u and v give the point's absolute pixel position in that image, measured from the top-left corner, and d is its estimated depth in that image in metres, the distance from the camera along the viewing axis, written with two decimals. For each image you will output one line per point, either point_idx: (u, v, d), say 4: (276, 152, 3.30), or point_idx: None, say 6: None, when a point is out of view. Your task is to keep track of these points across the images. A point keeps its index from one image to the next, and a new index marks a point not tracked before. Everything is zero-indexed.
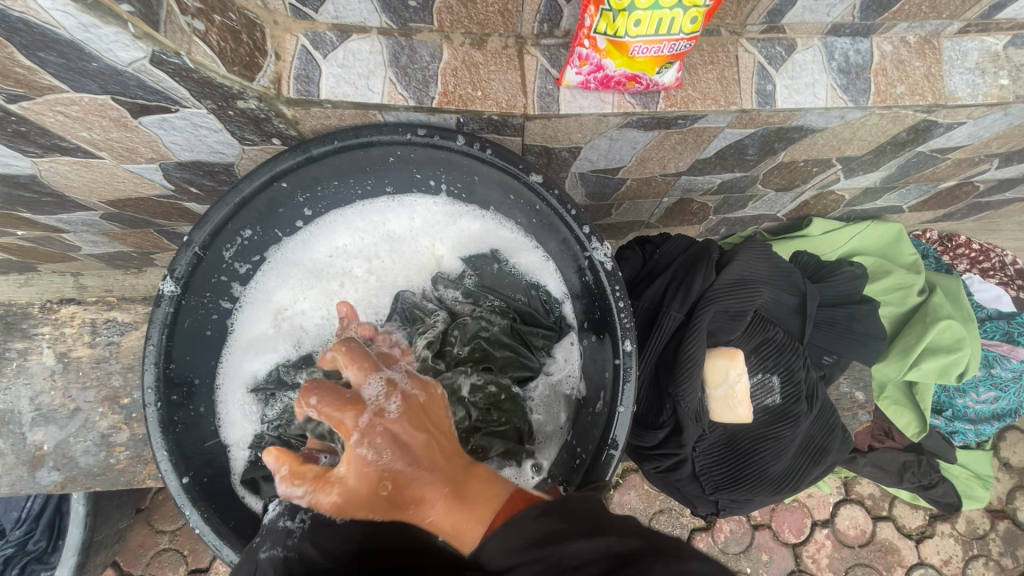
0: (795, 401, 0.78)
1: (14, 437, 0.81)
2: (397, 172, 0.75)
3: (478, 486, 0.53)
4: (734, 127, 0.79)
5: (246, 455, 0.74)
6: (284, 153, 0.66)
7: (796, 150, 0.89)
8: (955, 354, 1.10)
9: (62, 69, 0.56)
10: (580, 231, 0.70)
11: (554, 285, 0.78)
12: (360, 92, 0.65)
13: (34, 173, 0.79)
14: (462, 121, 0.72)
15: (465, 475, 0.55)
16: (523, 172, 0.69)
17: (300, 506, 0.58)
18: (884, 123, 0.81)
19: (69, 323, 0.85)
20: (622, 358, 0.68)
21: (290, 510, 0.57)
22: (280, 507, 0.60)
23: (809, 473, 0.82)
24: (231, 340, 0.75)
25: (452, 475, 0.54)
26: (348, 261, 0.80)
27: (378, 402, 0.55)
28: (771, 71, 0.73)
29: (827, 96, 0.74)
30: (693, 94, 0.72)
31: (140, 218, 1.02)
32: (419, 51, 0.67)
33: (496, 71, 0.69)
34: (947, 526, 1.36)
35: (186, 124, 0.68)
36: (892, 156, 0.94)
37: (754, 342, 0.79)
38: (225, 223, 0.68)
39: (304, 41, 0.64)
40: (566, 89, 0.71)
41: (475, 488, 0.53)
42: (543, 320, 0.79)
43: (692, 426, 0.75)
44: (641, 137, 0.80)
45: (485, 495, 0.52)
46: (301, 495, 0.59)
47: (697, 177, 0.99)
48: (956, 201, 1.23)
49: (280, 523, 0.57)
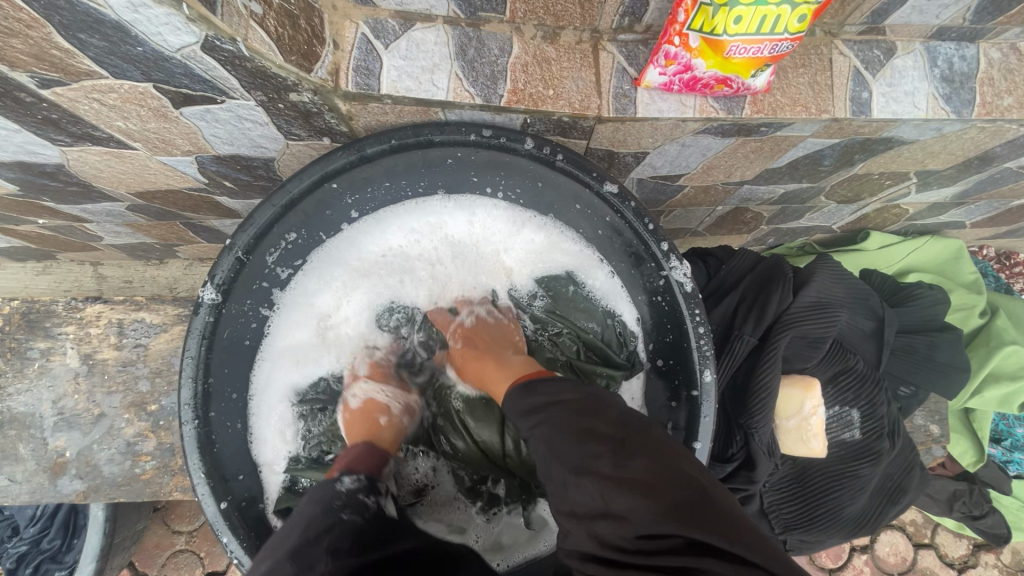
0: (877, 438, 0.72)
1: (35, 442, 0.76)
2: (453, 174, 0.69)
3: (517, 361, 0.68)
4: (818, 136, 0.72)
5: (281, 476, 0.68)
6: (337, 152, 0.60)
7: (875, 162, 0.82)
8: (1021, 381, 1.05)
9: (103, 52, 0.50)
10: (657, 247, 0.64)
11: (630, 314, 0.72)
12: (424, 87, 0.59)
13: (61, 163, 0.74)
14: (529, 122, 0.66)
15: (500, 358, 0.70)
16: (597, 180, 0.63)
17: (370, 488, 0.61)
18: (981, 137, 0.74)
19: (95, 323, 0.79)
20: (700, 388, 0.64)
21: (364, 484, 0.61)
22: (352, 479, 0.60)
23: (888, 514, 0.76)
24: (266, 347, 0.68)
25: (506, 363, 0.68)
26: (403, 262, 0.75)
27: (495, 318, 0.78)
28: (868, 77, 0.66)
29: (928, 107, 0.67)
30: (781, 100, 0.65)
31: (167, 210, 0.97)
32: (487, 43, 0.61)
33: (570, 68, 0.63)
34: (991, 557, 1.31)
35: (230, 116, 0.62)
36: (976, 171, 0.88)
37: (834, 369, 0.73)
38: (270, 226, 0.63)
39: (365, 29, 0.58)
40: (645, 91, 0.64)
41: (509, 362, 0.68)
42: (615, 355, 0.74)
43: (765, 461, 0.69)
44: (715, 144, 0.74)
45: (512, 366, 0.67)
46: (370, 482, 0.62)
47: (760, 187, 0.92)
48: (1023, 218, 1.16)
49: (359, 496, 0.58)
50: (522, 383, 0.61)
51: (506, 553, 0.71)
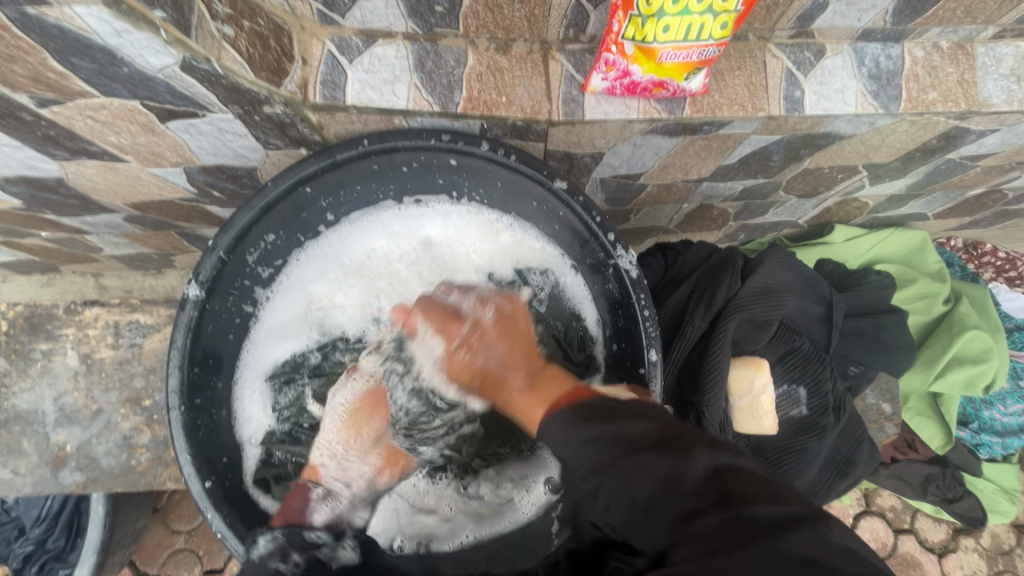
0: (822, 413, 0.80)
1: (37, 437, 0.82)
2: (418, 179, 0.75)
3: (550, 375, 0.59)
4: (760, 133, 0.77)
5: (257, 452, 0.74)
6: (309, 158, 0.66)
7: (821, 156, 0.88)
8: (982, 364, 1.09)
9: (94, 74, 0.56)
10: (605, 239, 0.70)
11: (592, 317, 0.77)
12: (385, 97, 0.65)
13: (60, 177, 0.80)
14: (486, 126, 0.72)
15: (540, 369, 0.61)
16: (548, 178, 0.69)
17: (289, 547, 0.61)
18: (914, 129, 0.79)
19: (93, 324, 0.85)
20: (647, 366, 0.68)
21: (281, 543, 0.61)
22: (266, 542, 0.61)
23: (834, 487, 0.84)
24: (256, 326, 0.75)
25: (536, 373, 0.60)
26: (386, 263, 0.80)
27: (498, 313, 0.65)
28: (800, 77, 0.72)
29: (857, 103, 0.72)
30: (719, 100, 0.71)
31: (162, 220, 1.03)
32: (444, 56, 0.67)
33: (522, 76, 0.69)
34: (971, 541, 1.33)
35: (212, 129, 0.68)
36: (920, 163, 0.93)
37: (779, 352, 0.80)
38: (250, 227, 0.68)
39: (331, 47, 0.64)
40: (591, 95, 0.70)
41: (550, 378, 0.59)
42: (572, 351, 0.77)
43: (717, 437, 0.74)
44: (664, 143, 0.79)
45: (554, 383, 0.58)
46: (304, 542, 0.63)
47: (719, 183, 0.97)
48: (983, 208, 1.21)
49: (267, 561, 0.59)
50: (573, 406, 0.52)
51: (474, 527, 0.76)
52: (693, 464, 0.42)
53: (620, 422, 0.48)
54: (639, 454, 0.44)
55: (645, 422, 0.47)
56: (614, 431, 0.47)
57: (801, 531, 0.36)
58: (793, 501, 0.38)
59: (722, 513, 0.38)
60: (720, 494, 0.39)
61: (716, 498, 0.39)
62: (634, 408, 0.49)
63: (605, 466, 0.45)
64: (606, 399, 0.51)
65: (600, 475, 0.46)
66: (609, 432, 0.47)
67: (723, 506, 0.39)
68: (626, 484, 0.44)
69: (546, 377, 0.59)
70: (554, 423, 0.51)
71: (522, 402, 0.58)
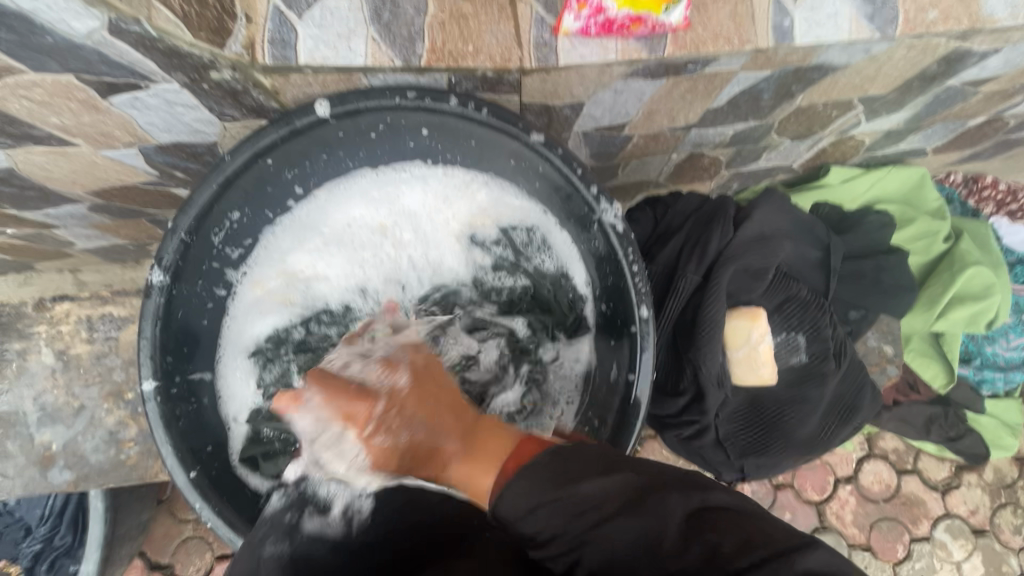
0: (822, 359, 0.80)
1: (21, 438, 0.80)
2: (390, 141, 0.70)
3: (490, 443, 0.58)
4: (749, 69, 0.72)
5: (245, 430, 0.73)
6: (267, 127, 0.60)
7: (815, 92, 0.83)
8: (984, 300, 1.07)
9: (15, 46, 0.51)
10: (588, 192, 0.66)
11: (581, 277, 0.75)
12: (341, 54, 0.60)
13: (9, 167, 0.75)
14: (454, 80, 0.67)
15: (475, 429, 0.61)
16: (524, 132, 0.65)
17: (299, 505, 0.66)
18: (913, 54, 0.74)
19: (65, 320, 0.83)
20: (639, 324, 0.67)
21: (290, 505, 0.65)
22: (277, 500, 0.66)
23: (838, 432, 0.85)
24: (233, 303, 0.73)
25: (469, 437, 0.60)
26: (368, 233, 0.77)
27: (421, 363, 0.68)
28: (789, 3, 0.66)
29: (851, 28, 0.67)
30: (703, 35, 0.66)
31: (129, 208, 0.98)
32: (402, 4, 0.61)
33: (488, 21, 0.63)
34: (974, 477, 1.35)
35: (160, 102, 0.63)
36: (919, 93, 0.88)
37: (777, 300, 0.78)
38: (212, 205, 0.63)
39: (277, 2, 0.57)
40: (565, 38, 0.64)
41: (484, 444, 0.58)
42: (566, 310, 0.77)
43: (714, 390, 0.73)
44: (648, 87, 0.74)
45: (492, 443, 0.58)
46: (301, 502, 0.66)
47: (708, 129, 0.92)
48: (985, 138, 1.15)
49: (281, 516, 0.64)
50: (525, 469, 0.52)
51: None
52: (670, 516, 0.45)
53: (579, 480, 0.49)
54: (616, 516, 0.46)
55: (606, 478, 0.48)
56: (578, 502, 0.48)
57: (787, 564, 0.39)
58: (767, 538, 0.41)
59: (752, 556, 0.40)
60: (706, 542, 0.42)
61: (699, 555, 0.42)
62: (576, 456, 0.51)
63: (584, 530, 0.47)
64: (548, 455, 0.52)
65: (569, 534, 0.48)
66: (574, 503, 0.48)
67: (751, 551, 0.40)
68: (609, 541, 0.46)
69: (483, 454, 0.58)
70: (505, 496, 0.51)
71: (484, 447, 0.58)
